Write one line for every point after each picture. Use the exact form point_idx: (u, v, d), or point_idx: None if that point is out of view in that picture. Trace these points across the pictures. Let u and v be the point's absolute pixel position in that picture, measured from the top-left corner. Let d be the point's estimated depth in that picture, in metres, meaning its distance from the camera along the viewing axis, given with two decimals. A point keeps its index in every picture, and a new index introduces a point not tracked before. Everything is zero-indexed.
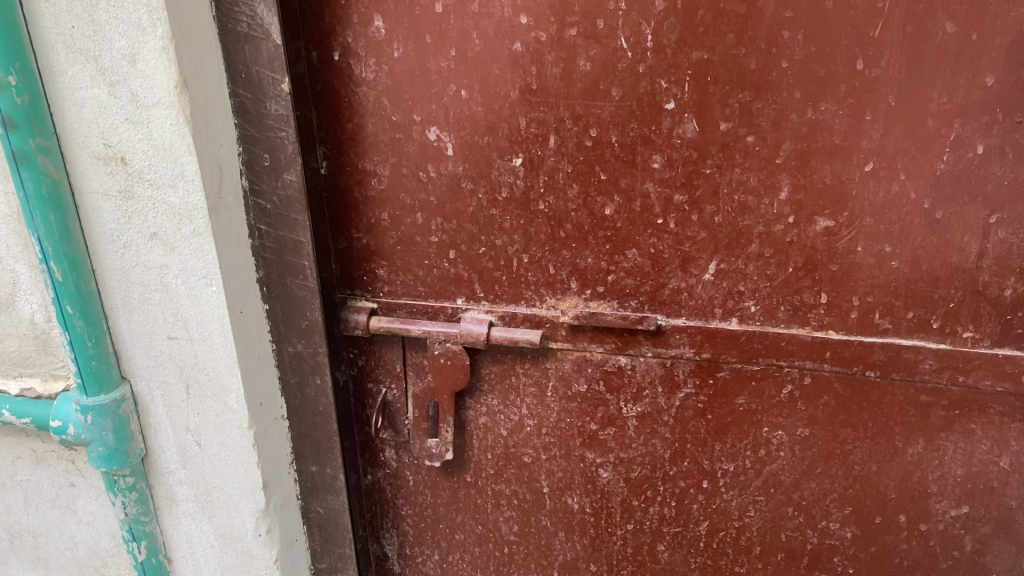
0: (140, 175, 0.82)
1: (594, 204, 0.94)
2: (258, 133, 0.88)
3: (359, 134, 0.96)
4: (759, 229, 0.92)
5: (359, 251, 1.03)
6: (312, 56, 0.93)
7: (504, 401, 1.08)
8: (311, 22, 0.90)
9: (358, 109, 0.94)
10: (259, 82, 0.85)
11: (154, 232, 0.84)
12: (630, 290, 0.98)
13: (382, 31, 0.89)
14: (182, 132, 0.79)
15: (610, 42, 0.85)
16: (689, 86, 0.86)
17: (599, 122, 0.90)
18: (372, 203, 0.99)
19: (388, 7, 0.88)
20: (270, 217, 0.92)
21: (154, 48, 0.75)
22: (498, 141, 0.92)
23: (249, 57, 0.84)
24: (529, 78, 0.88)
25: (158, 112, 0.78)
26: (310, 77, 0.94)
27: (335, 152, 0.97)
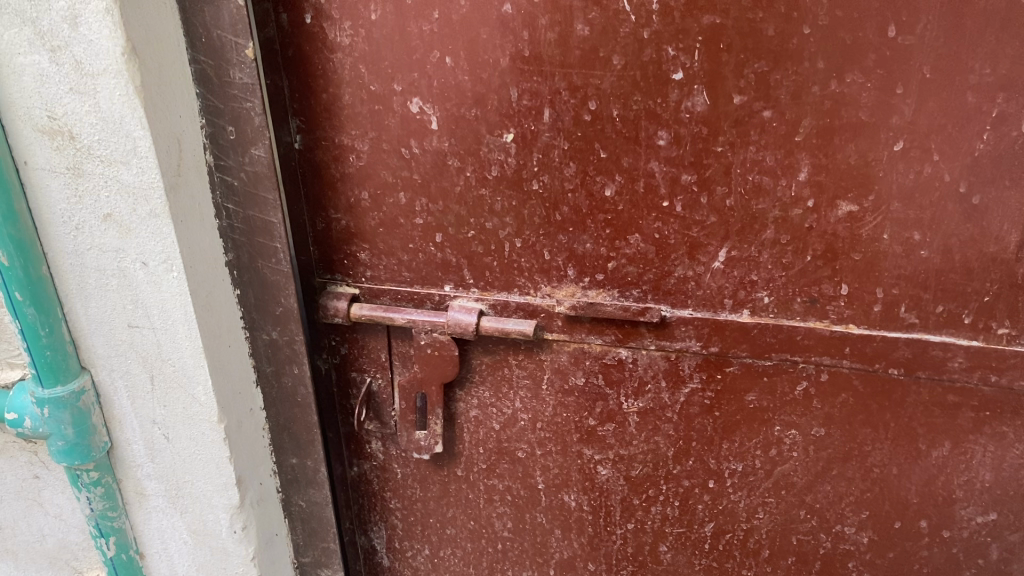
0: (89, 151, 0.74)
1: (593, 184, 0.86)
2: (222, 104, 0.80)
3: (335, 106, 0.87)
4: (775, 213, 0.83)
5: (338, 232, 0.95)
6: (282, 19, 0.84)
7: (496, 394, 1.01)
8: None
9: (334, 77, 0.85)
10: (220, 47, 0.77)
11: (108, 212, 0.77)
12: (632, 278, 0.90)
13: None
14: (132, 104, 0.71)
15: (611, 5, 0.76)
16: (700, 53, 0.77)
17: (598, 94, 0.81)
18: (351, 181, 0.91)
19: None
20: (238, 195, 0.84)
21: (96, 9, 0.67)
22: (487, 114, 0.84)
23: (211, 19, 0.76)
24: (521, 45, 0.79)
25: (104, 81, 0.70)
26: (281, 42, 0.85)
27: (309, 126, 0.89)
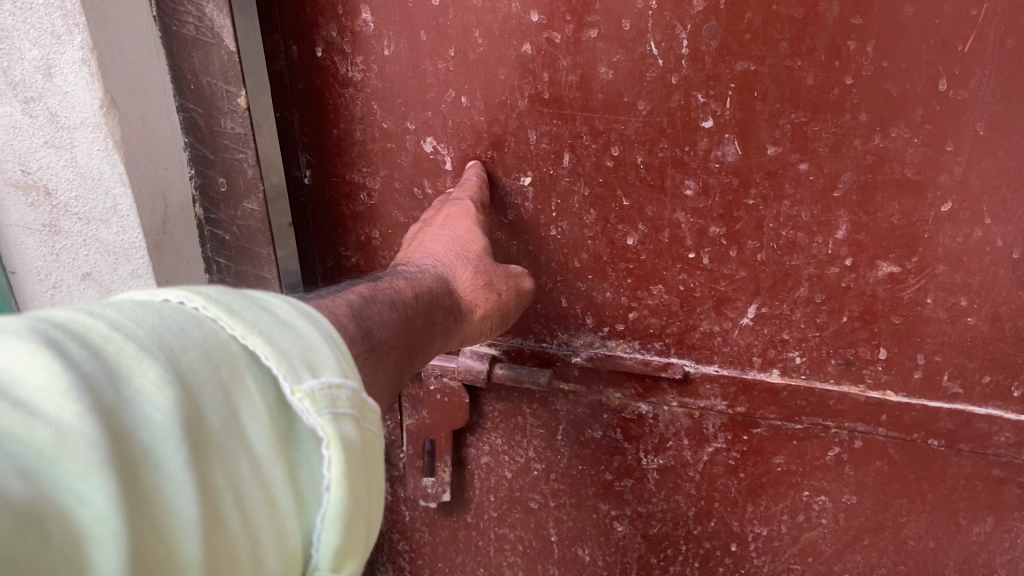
0: (66, 207, 0.73)
1: (615, 233, 0.81)
2: (211, 155, 0.79)
3: (347, 141, 0.83)
4: (809, 270, 0.78)
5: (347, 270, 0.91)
6: (292, 51, 0.79)
7: (509, 441, 0.96)
8: (289, 11, 0.76)
9: (346, 113, 0.81)
10: (210, 95, 0.76)
11: (87, 271, 0.77)
12: (655, 330, 0.85)
13: (371, 25, 0.75)
14: (112, 159, 0.69)
15: (637, 47, 0.71)
16: (732, 102, 0.71)
17: (621, 140, 0.76)
18: (361, 219, 0.87)
19: None
20: (230, 249, 0.85)
21: (72, 60, 0.65)
22: (504, 157, 0.79)
23: (201, 67, 0.74)
24: (541, 86, 0.74)
25: (81, 134, 0.68)
26: (290, 75, 0.80)
27: (319, 162, 0.85)
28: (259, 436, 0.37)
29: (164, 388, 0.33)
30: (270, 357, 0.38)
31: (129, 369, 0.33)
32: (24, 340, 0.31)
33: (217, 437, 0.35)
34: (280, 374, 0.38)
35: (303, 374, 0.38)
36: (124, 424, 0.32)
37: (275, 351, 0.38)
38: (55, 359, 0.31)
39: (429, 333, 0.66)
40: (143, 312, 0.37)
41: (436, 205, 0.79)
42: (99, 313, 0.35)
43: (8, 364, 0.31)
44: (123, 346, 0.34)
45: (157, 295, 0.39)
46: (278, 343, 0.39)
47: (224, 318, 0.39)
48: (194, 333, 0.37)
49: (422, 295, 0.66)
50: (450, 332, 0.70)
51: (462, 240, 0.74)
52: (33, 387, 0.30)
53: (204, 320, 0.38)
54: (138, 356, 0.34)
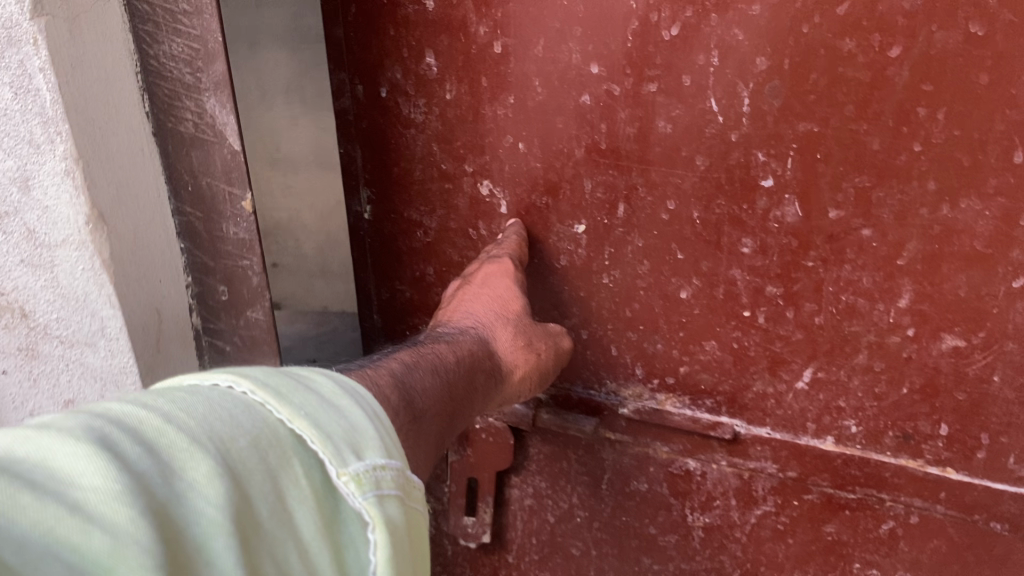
0: (46, 329, 0.73)
1: (668, 286, 0.80)
2: (213, 263, 0.79)
3: (407, 180, 0.84)
4: (869, 338, 0.75)
5: (402, 303, 0.93)
6: (358, 89, 0.81)
7: (553, 486, 0.95)
8: (358, 52, 0.78)
9: (407, 153, 0.83)
10: (213, 197, 0.76)
11: (69, 399, 0.77)
12: (706, 387, 0.83)
13: (435, 69, 0.77)
14: (99, 278, 0.68)
15: (697, 103, 0.70)
16: (793, 162, 0.69)
17: (678, 194, 0.75)
18: (418, 256, 0.88)
19: (441, 41, 0.75)
20: (230, 360, 0.85)
21: (53, 171, 0.64)
22: (558, 204, 0.80)
23: (201, 169, 0.74)
24: (598, 136, 0.74)
25: (65, 251, 0.67)
26: (356, 113, 0.82)
27: (378, 197, 0.87)
28: (307, 522, 0.38)
29: (213, 481, 0.34)
30: (317, 441, 0.39)
31: (180, 463, 0.35)
32: (81, 439, 0.33)
33: (265, 526, 0.36)
34: (326, 458, 0.39)
35: (348, 458, 0.40)
36: (173, 520, 0.33)
37: (322, 434, 0.40)
38: (110, 459, 0.32)
39: (471, 397, 0.68)
40: (195, 399, 0.38)
41: (479, 261, 0.82)
42: (151, 404, 0.37)
43: (64, 465, 0.32)
44: (173, 439, 0.35)
45: (208, 380, 0.41)
46: (323, 426, 0.40)
47: (273, 403, 0.40)
48: (243, 420, 0.38)
49: (463, 360, 0.69)
50: (493, 393, 0.73)
51: (501, 304, 0.77)
52: (88, 488, 0.31)
53: (254, 405, 0.40)
54: (189, 449, 0.35)
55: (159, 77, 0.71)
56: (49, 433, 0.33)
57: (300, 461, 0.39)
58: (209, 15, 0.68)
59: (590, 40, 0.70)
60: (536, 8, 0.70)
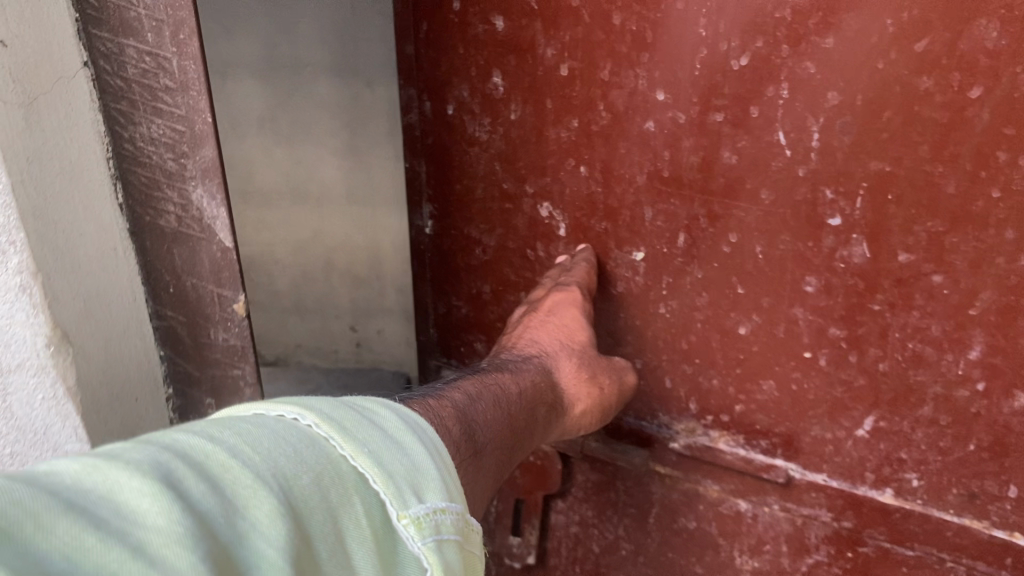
0: None
1: (726, 320, 0.78)
2: (196, 359, 0.82)
3: (467, 197, 0.88)
4: (936, 389, 0.71)
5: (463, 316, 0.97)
6: (426, 105, 0.86)
7: (599, 515, 0.95)
8: (427, 69, 0.84)
9: (469, 170, 0.86)
10: (200, 296, 0.77)
11: None
12: (761, 427, 0.81)
13: (501, 89, 0.80)
14: (60, 406, 0.70)
15: (764, 135, 0.68)
16: (862, 201, 0.67)
17: (740, 227, 0.73)
18: (475, 272, 0.92)
19: (509, 61, 0.78)
20: None
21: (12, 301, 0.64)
22: (617, 229, 0.80)
23: (186, 267, 0.76)
24: (661, 163, 0.74)
25: (20, 379, 0.68)
26: (423, 128, 0.88)
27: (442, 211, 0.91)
28: (366, 562, 0.39)
29: (277, 520, 0.36)
30: (381, 482, 0.42)
31: (245, 501, 0.36)
32: (146, 475, 0.33)
33: (326, 566, 0.37)
34: (387, 499, 0.42)
35: (408, 499, 0.42)
36: (236, 561, 0.33)
37: (383, 474, 0.42)
38: (175, 499, 0.33)
39: (531, 427, 0.70)
40: (262, 434, 0.40)
41: (546, 287, 0.82)
42: (219, 439, 0.38)
43: (129, 500, 0.32)
44: (239, 475, 0.37)
45: (274, 410, 0.43)
46: (385, 465, 0.43)
47: (337, 438, 0.43)
48: (308, 457, 0.40)
49: (525, 392, 0.70)
50: (553, 425, 0.74)
51: (570, 336, 0.78)
52: (152, 527, 0.32)
53: (321, 440, 0.42)
54: (254, 486, 0.37)
55: (137, 169, 0.73)
56: (115, 463, 0.34)
57: (362, 500, 0.41)
58: (196, 96, 0.66)
59: (657, 67, 0.70)
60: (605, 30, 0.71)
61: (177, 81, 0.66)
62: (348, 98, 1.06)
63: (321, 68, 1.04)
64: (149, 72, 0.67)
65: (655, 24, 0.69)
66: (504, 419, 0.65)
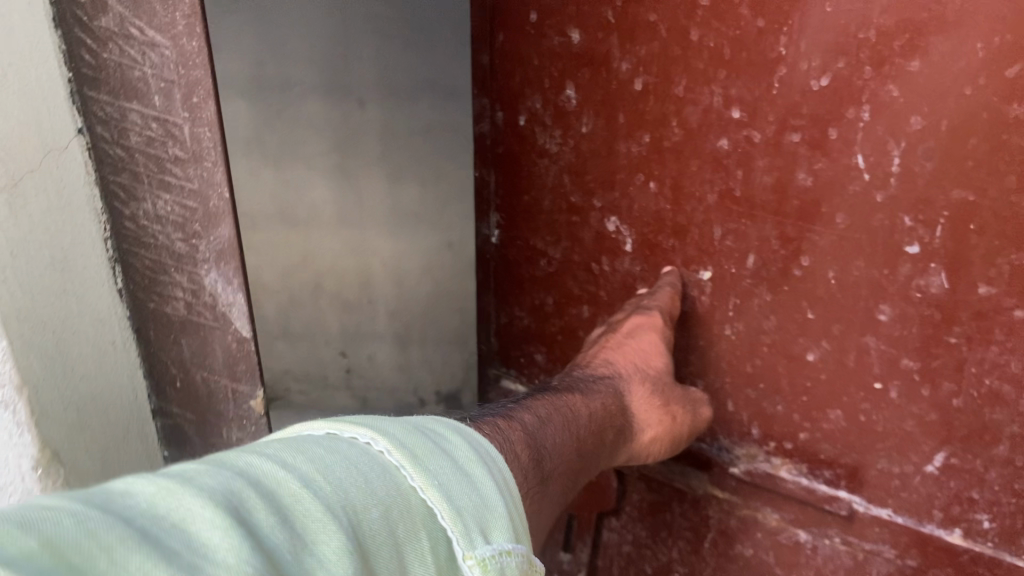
0: None
1: (794, 345, 0.76)
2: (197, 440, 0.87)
3: (535, 208, 0.92)
4: (1013, 429, 0.66)
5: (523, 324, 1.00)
6: (498, 116, 0.91)
7: (653, 536, 0.94)
8: (501, 81, 0.88)
9: (538, 182, 0.90)
10: (216, 389, 0.82)
11: None
12: (826, 457, 0.79)
13: (573, 101, 0.82)
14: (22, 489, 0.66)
15: (842, 158, 0.66)
16: (943, 230, 0.64)
17: (813, 251, 0.71)
18: (540, 283, 0.96)
19: (582, 75, 0.80)
20: None
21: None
22: (685, 247, 0.80)
23: (197, 359, 0.81)
24: (733, 182, 0.73)
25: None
26: (494, 138, 0.92)
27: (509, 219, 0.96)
28: None
29: (344, 559, 0.36)
30: (448, 516, 0.43)
31: (314, 535, 0.36)
32: (218, 507, 0.34)
33: None
34: (454, 536, 0.42)
35: (474, 539, 0.42)
36: None
37: (451, 508, 0.43)
38: (245, 535, 0.33)
39: (597, 450, 0.72)
40: (335, 461, 0.41)
41: (628, 309, 0.82)
42: (293, 468, 0.39)
43: (200, 530, 0.32)
44: (309, 506, 0.37)
45: (348, 433, 0.45)
46: (453, 499, 0.44)
47: (408, 468, 0.44)
48: (378, 488, 0.41)
49: (594, 416, 0.72)
50: (617, 449, 0.76)
51: (644, 361, 0.79)
52: (220, 561, 0.31)
53: (392, 468, 0.43)
54: (324, 520, 0.37)
55: (142, 250, 0.77)
56: (188, 488, 0.35)
57: (428, 535, 0.41)
58: (211, 167, 0.68)
59: (733, 84, 0.70)
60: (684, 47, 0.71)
61: (189, 151, 0.68)
62: (341, 116, 1.03)
63: (313, 88, 1.00)
64: (156, 139, 0.70)
65: (733, 41, 0.68)
66: (571, 443, 0.66)
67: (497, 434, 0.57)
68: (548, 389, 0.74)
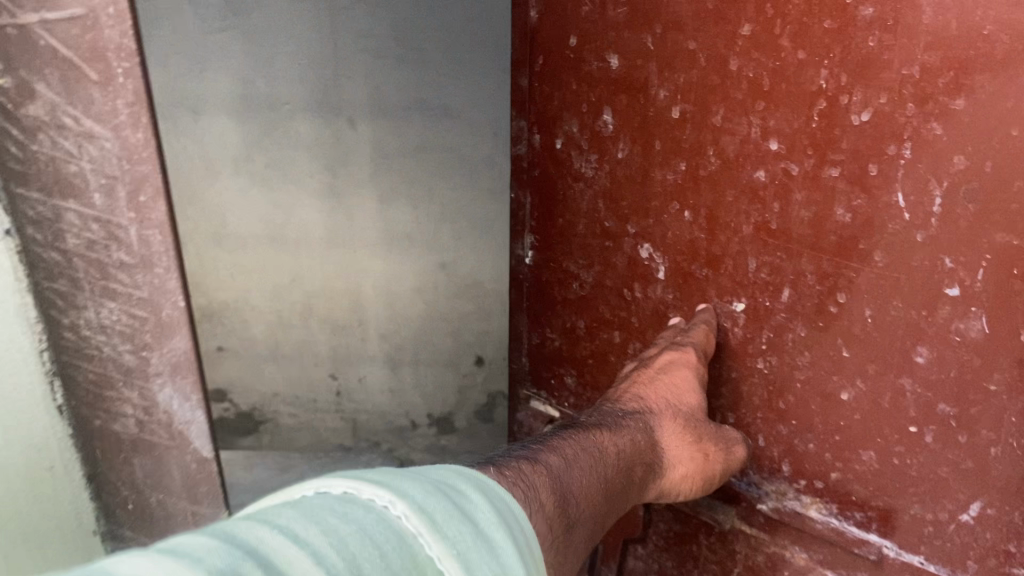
0: None
1: (828, 383, 0.74)
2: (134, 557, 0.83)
3: (569, 231, 0.93)
4: None
5: (556, 345, 1.01)
6: (535, 139, 0.93)
7: (680, 566, 0.93)
8: (540, 105, 0.90)
9: (572, 206, 0.91)
10: (173, 511, 0.82)
11: None
12: (857, 498, 0.76)
13: (610, 126, 0.83)
14: None
15: (882, 194, 0.65)
16: (985, 273, 0.62)
17: (850, 288, 0.69)
18: (573, 307, 0.96)
19: (620, 101, 0.81)
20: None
21: None
22: (718, 277, 0.79)
23: (151, 482, 0.80)
24: (769, 215, 0.72)
25: None
26: (529, 160, 0.94)
27: (545, 240, 0.97)
28: None
29: None
30: None
31: None
32: None
33: None
34: None
35: None
36: None
37: None
38: None
39: (625, 492, 0.69)
40: (352, 534, 0.38)
41: (660, 346, 0.81)
42: (305, 546, 0.37)
43: None
44: None
45: (366, 495, 0.42)
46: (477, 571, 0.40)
47: (428, 537, 0.40)
48: (395, 566, 0.38)
49: (624, 454, 0.69)
50: (648, 489, 0.73)
51: (678, 397, 0.76)
52: None
53: (410, 537, 0.40)
54: None
55: (83, 362, 0.73)
56: None
57: None
58: (162, 275, 0.69)
59: (771, 115, 0.69)
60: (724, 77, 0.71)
61: (136, 256, 0.68)
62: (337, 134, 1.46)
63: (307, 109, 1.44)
64: (97, 241, 0.68)
65: (774, 73, 0.68)
66: (596, 486, 0.64)
67: (507, 475, 0.55)
68: (574, 425, 0.71)
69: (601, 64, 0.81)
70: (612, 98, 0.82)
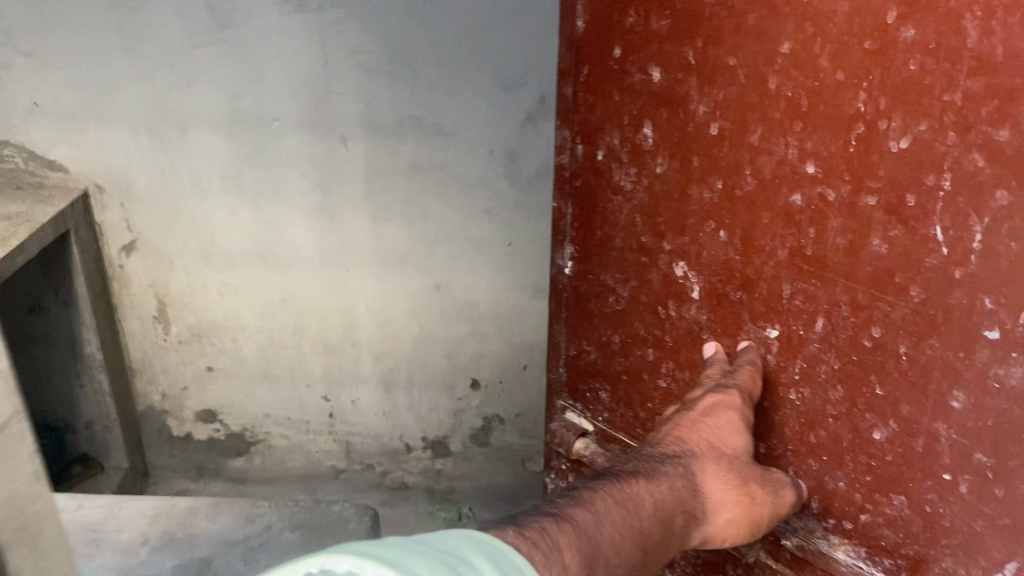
0: None
1: (929, 348, 0.79)
2: None
3: (683, 221, 1.02)
4: None
5: (613, 385, 1.25)
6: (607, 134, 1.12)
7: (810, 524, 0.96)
8: (617, 96, 1.08)
9: (660, 174, 1.04)
10: None
11: None
12: (976, 463, 0.78)
13: (708, 115, 0.94)
14: None
15: (990, 190, 0.71)
16: None
17: (972, 274, 0.74)
18: (675, 258, 1.05)
19: (736, 91, 0.90)
20: None
21: None
22: (835, 278, 0.85)
23: None
24: (895, 195, 0.78)
25: None
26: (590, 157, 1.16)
27: (620, 304, 1.18)
28: None
29: None
30: None
31: None
32: None
33: None
34: None
35: None
36: None
37: None
38: None
39: (660, 544, 0.86)
40: None
41: (707, 388, 0.97)
42: None
43: None
44: None
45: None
46: None
47: None
48: None
49: (660, 508, 0.86)
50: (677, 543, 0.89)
51: (720, 439, 0.93)
52: None
53: None
54: None
55: None
56: None
57: None
58: None
59: (904, 111, 0.75)
60: (771, 100, 0.86)
61: None
62: None
63: None
64: None
65: (885, 65, 0.75)
66: (625, 537, 0.82)
67: (528, 533, 0.73)
68: (616, 475, 0.90)
69: (692, 157, 0.98)
70: (700, 184, 0.98)
